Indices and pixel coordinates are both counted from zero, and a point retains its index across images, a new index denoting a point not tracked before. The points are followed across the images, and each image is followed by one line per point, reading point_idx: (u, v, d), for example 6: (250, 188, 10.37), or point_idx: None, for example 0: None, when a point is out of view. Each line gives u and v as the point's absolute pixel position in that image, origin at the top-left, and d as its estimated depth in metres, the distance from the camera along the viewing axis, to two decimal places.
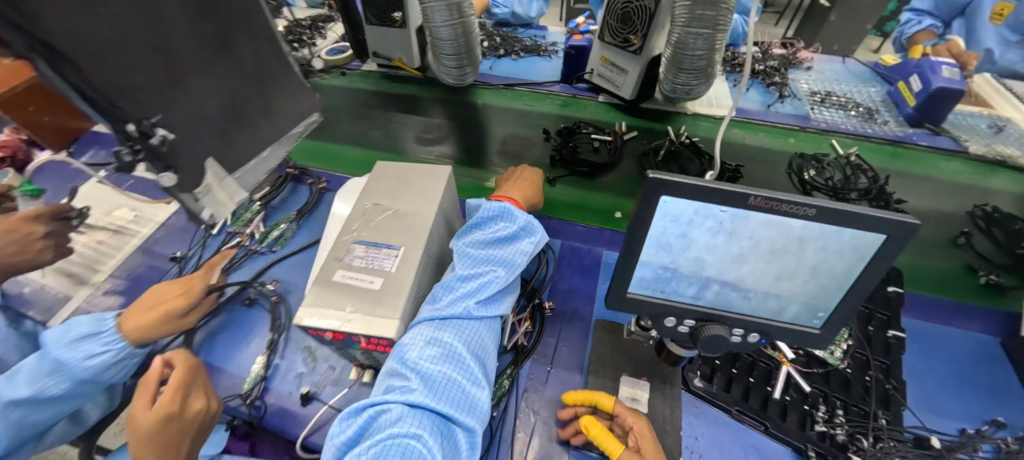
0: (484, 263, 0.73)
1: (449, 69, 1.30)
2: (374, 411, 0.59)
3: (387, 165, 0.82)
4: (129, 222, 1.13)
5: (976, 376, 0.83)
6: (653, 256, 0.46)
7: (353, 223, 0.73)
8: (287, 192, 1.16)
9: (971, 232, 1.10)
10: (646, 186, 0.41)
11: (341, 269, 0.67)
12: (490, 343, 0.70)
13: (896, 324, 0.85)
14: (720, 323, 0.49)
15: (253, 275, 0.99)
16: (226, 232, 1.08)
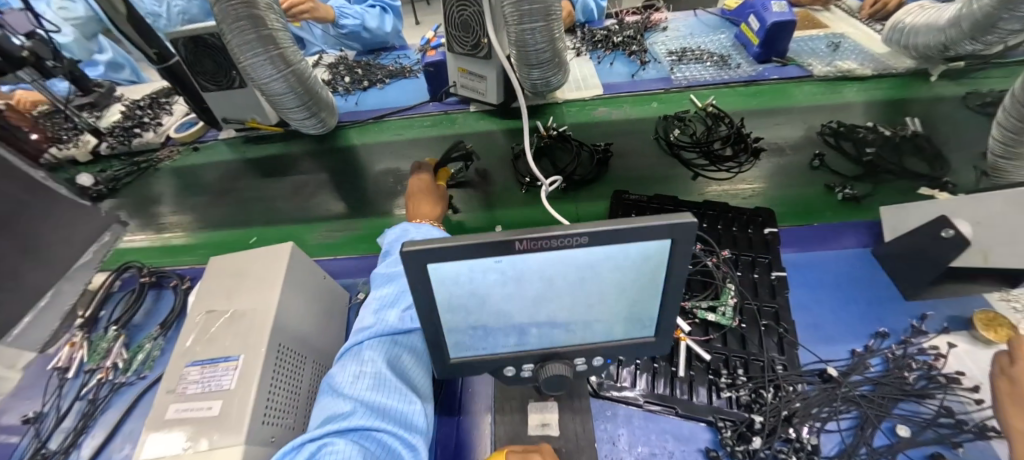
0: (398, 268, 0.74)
1: (302, 120, 1.22)
2: (317, 443, 0.51)
3: (223, 259, 0.74)
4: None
5: (857, 292, 0.88)
6: (455, 319, 0.42)
7: (185, 339, 0.64)
8: (151, 302, 1.04)
9: (824, 153, 1.14)
10: (404, 260, 0.36)
11: (175, 402, 0.58)
12: (419, 358, 0.65)
13: (777, 266, 0.88)
14: (558, 360, 0.46)
15: (123, 411, 0.87)
16: (84, 371, 0.95)
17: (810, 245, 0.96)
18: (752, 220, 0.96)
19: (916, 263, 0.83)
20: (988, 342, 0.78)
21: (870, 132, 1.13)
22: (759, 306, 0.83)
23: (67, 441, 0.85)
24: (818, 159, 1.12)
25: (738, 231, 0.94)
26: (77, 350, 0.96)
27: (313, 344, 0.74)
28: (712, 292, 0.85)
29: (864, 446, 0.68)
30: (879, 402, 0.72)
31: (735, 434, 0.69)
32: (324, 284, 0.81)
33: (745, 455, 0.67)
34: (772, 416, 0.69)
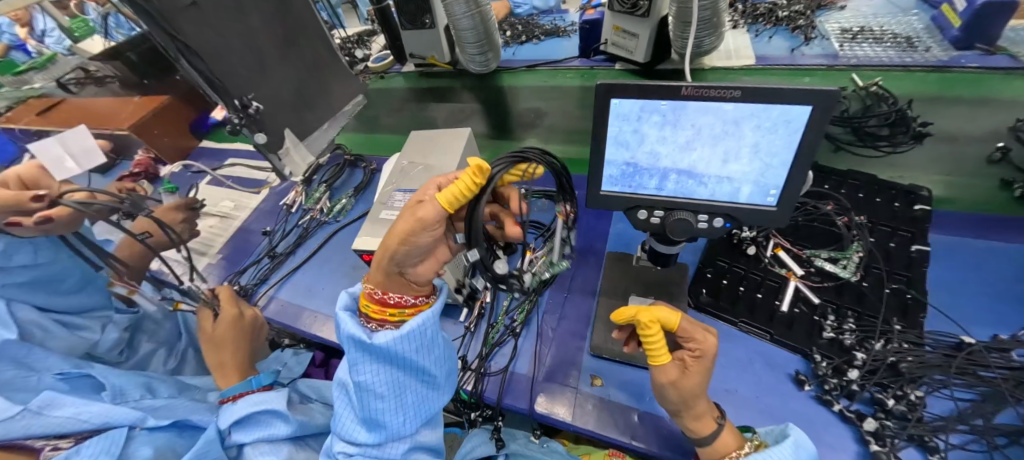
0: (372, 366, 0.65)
1: (473, 56, 1.43)
2: None
3: (420, 134, 0.99)
4: (231, 210, 1.41)
5: (1019, 286, 0.79)
6: (616, 154, 0.56)
7: (394, 177, 0.90)
8: (346, 176, 1.39)
9: (1009, 146, 1.00)
10: (598, 92, 0.51)
11: (386, 209, 0.84)
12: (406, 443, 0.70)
13: (920, 240, 0.84)
14: (685, 211, 0.57)
15: (321, 241, 1.21)
16: (301, 211, 1.32)
17: (968, 232, 0.88)
18: (902, 194, 0.91)
19: None
20: None
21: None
22: (887, 271, 0.81)
23: (289, 250, 1.21)
24: (1000, 152, 1.01)
25: (882, 202, 0.91)
26: (298, 196, 1.34)
27: None
28: (836, 247, 0.85)
29: (980, 419, 0.65)
30: (1010, 388, 0.66)
31: (830, 367, 0.71)
32: None
33: (837, 387, 0.70)
34: (876, 360, 0.70)
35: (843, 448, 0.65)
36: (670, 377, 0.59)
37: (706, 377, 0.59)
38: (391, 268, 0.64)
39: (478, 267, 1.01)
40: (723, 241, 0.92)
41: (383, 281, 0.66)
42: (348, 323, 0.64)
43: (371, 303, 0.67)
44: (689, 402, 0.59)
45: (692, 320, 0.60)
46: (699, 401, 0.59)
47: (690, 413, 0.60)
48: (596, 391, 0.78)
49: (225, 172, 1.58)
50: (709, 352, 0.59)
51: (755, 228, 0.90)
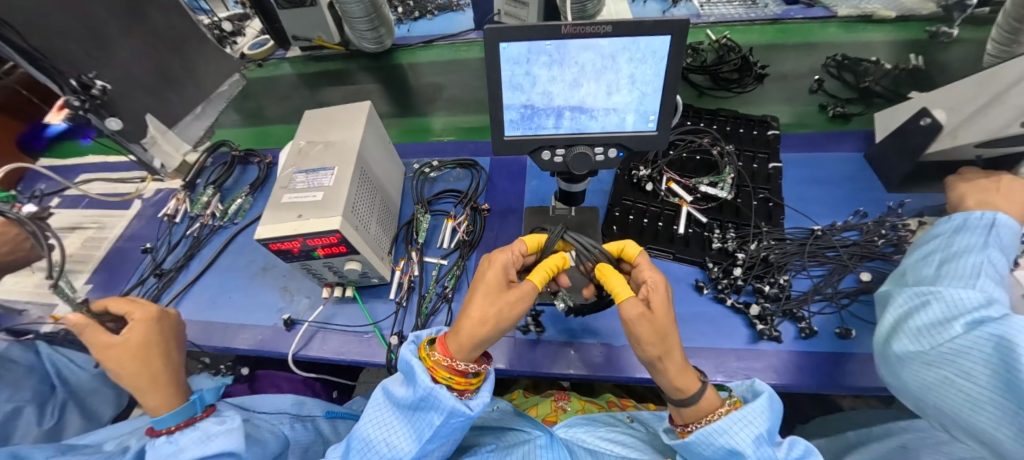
0: (449, 432, 0.60)
1: (364, 33, 1.35)
2: None
3: (315, 113, 0.94)
4: (96, 233, 1.20)
5: (845, 184, 0.99)
6: (513, 98, 0.59)
7: (292, 159, 0.84)
8: (238, 174, 1.26)
9: (823, 78, 1.20)
10: (486, 36, 0.52)
11: (288, 193, 0.78)
12: None
13: (774, 159, 1.00)
14: (582, 145, 0.62)
15: (219, 248, 1.09)
16: (188, 219, 1.17)
17: (809, 148, 1.07)
18: (759, 124, 1.07)
19: (900, 155, 0.92)
20: None
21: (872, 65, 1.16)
22: (754, 188, 0.96)
23: (180, 263, 1.07)
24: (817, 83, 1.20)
25: (744, 132, 1.07)
26: (181, 203, 1.18)
27: (381, 183, 0.93)
28: (714, 173, 0.98)
29: (830, 288, 0.81)
30: (848, 259, 0.83)
31: (721, 270, 0.84)
32: (390, 145, 0.99)
33: (727, 286, 0.82)
34: (752, 257, 0.84)
35: (738, 334, 0.78)
36: (639, 307, 0.54)
37: (667, 310, 0.57)
38: (487, 340, 0.58)
39: (401, 243, 1.00)
40: (625, 182, 1.01)
41: (470, 356, 0.59)
42: (448, 398, 0.56)
43: (451, 371, 0.58)
44: (658, 339, 0.55)
45: (645, 260, 0.63)
46: (667, 335, 0.56)
47: (663, 359, 0.57)
48: (534, 336, 0.83)
49: (80, 191, 1.34)
50: (660, 284, 0.59)
51: (649, 166, 1.00)
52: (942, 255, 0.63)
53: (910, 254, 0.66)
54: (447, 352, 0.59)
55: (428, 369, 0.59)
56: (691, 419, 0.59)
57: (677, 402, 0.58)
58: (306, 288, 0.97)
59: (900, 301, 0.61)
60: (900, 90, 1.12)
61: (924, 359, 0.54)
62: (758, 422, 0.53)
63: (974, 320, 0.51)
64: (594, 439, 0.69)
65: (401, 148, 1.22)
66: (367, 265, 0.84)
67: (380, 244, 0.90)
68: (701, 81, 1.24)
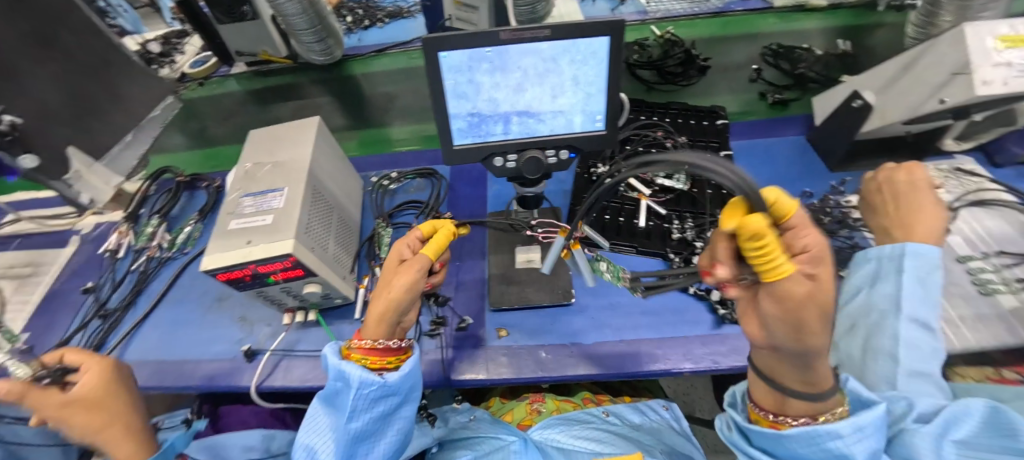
0: (373, 409, 0.60)
1: (311, 45, 1.30)
2: None
3: (261, 132, 0.90)
4: (30, 276, 1.11)
5: (791, 167, 1.04)
6: (458, 106, 0.58)
7: (238, 183, 0.80)
8: (185, 201, 1.19)
9: (761, 67, 1.24)
10: (424, 45, 0.51)
11: (235, 218, 0.75)
12: None
13: (725, 147, 1.03)
14: (533, 149, 0.62)
15: (168, 281, 1.02)
16: (133, 252, 1.10)
17: (756, 134, 1.11)
18: (708, 115, 1.11)
19: (838, 136, 0.97)
20: None
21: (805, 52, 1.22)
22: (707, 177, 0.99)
23: (127, 301, 1.00)
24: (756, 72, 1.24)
25: (695, 123, 1.10)
26: (124, 237, 1.10)
27: (337, 199, 0.90)
28: (669, 165, 1.01)
29: None
30: None
31: (681, 260, 0.86)
32: (344, 160, 0.97)
33: None
34: (710, 244, 0.87)
35: (702, 320, 0.80)
36: (802, 286, 0.36)
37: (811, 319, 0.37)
38: (394, 315, 0.59)
39: (364, 260, 0.97)
40: (585, 180, 1.02)
41: (380, 332, 0.60)
42: (351, 369, 0.58)
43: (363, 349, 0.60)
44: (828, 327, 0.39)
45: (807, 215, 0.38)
46: (809, 337, 0.38)
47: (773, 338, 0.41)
48: (505, 342, 0.83)
49: (8, 232, 1.23)
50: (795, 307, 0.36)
51: (607, 163, 1.01)
52: (864, 328, 0.68)
53: (834, 327, 0.71)
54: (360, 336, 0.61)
55: (343, 353, 0.62)
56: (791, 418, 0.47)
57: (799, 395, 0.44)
58: (266, 316, 0.93)
59: None
60: (832, 75, 1.19)
61: None
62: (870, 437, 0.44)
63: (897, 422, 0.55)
64: (567, 437, 0.70)
65: (358, 162, 1.19)
66: (328, 286, 0.81)
67: (341, 263, 0.87)
68: (649, 76, 1.27)
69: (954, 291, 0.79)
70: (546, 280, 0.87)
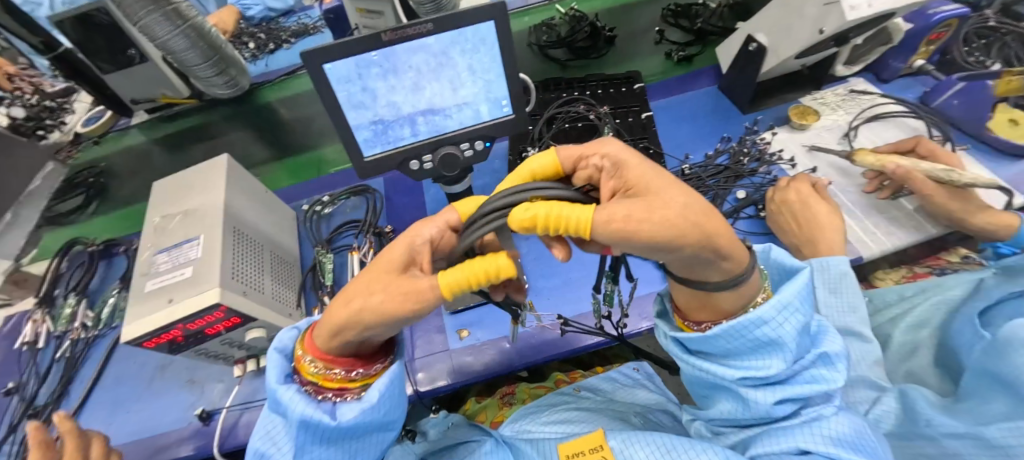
0: (337, 438, 0.52)
1: (210, 80, 1.09)
2: None
3: (167, 181, 0.84)
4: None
5: (709, 116, 1.08)
6: (359, 117, 0.56)
7: (148, 241, 0.74)
8: (103, 271, 1.10)
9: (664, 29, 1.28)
10: (304, 61, 0.49)
11: (150, 279, 0.69)
12: None
13: (646, 109, 1.06)
14: (447, 146, 0.61)
15: (102, 360, 0.94)
16: (56, 338, 1.00)
17: (673, 91, 1.15)
18: (625, 81, 1.13)
19: (744, 79, 1.03)
20: (801, 127, 1.00)
21: (701, 8, 1.28)
22: (633, 139, 1.01)
23: (57, 392, 0.91)
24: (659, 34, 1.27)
25: (615, 91, 1.12)
26: (41, 323, 1.00)
27: (266, 236, 0.86)
28: (597, 136, 1.03)
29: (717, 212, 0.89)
30: (725, 183, 0.92)
31: None
32: (265, 194, 0.92)
33: None
34: None
35: (651, 279, 0.83)
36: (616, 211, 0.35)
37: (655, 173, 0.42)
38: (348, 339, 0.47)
39: (310, 292, 0.93)
40: (519, 166, 1.02)
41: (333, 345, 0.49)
42: (295, 403, 0.49)
43: (317, 370, 0.51)
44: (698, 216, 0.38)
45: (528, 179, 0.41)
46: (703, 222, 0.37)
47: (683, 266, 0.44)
48: (467, 342, 0.82)
49: None
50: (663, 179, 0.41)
51: (536, 145, 1.02)
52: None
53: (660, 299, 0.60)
54: (313, 354, 0.51)
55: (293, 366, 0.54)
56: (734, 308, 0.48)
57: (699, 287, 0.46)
58: (216, 373, 0.87)
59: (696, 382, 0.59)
60: (728, 25, 1.26)
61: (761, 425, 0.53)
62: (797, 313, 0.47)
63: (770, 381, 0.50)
64: (536, 425, 0.73)
65: (287, 191, 1.13)
66: (273, 328, 0.77)
67: (282, 300, 0.82)
68: (561, 54, 1.28)
69: (864, 203, 0.86)
70: None
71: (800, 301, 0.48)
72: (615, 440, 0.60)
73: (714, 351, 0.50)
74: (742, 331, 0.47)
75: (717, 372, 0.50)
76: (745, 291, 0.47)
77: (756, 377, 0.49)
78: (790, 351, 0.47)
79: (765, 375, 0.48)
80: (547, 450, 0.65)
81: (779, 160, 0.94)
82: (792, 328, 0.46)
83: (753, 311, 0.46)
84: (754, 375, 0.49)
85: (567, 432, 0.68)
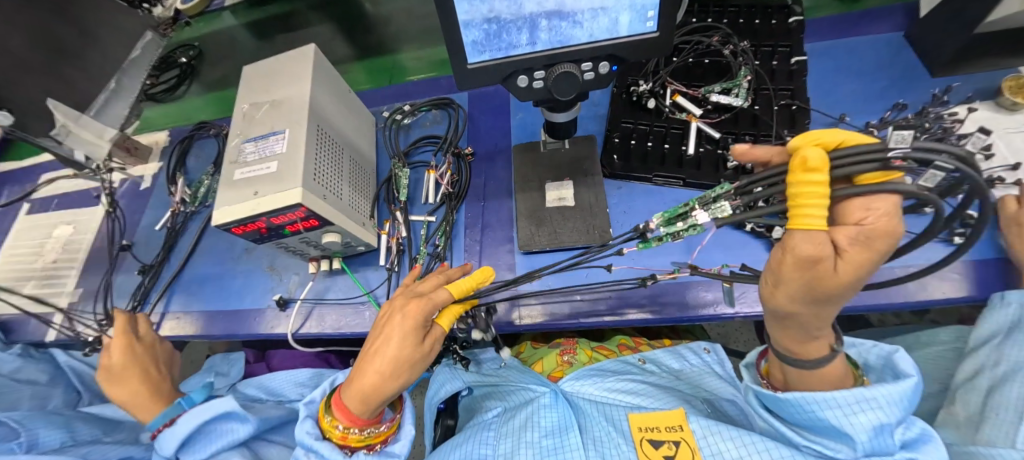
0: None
1: None
2: None
3: (257, 66, 0.80)
4: (70, 236, 1.09)
5: (880, 74, 0.85)
6: (471, 11, 0.47)
7: (237, 127, 0.73)
8: (198, 151, 1.15)
9: None
10: None
11: (239, 168, 0.68)
12: None
13: (798, 52, 0.85)
14: (566, 63, 0.53)
15: (196, 233, 1.01)
16: (162, 204, 1.08)
17: (837, 33, 0.91)
18: (778, 11, 0.90)
19: (952, 29, 0.77)
20: (1013, 107, 0.76)
21: None
22: (774, 89, 0.83)
23: (162, 256, 1.00)
24: None
25: (760, 23, 0.90)
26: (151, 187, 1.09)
27: (347, 141, 0.82)
28: (727, 78, 0.85)
29: None
30: None
31: None
32: (349, 94, 0.86)
33: None
34: None
35: (759, 260, 0.72)
36: (802, 246, 0.35)
37: (834, 279, 0.36)
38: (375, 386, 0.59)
39: (383, 204, 0.91)
40: (624, 102, 0.88)
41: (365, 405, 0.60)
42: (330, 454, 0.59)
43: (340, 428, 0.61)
44: (819, 301, 0.39)
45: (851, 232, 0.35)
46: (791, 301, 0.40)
47: (787, 319, 0.44)
48: (536, 286, 0.78)
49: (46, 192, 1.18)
50: (792, 260, 0.37)
51: (650, 79, 0.86)
52: (989, 385, 0.60)
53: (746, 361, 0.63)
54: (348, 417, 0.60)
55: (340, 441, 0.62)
56: (814, 387, 0.51)
57: (781, 357, 0.50)
58: (292, 265, 0.91)
59: None
60: None
61: None
62: (887, 410, 0.46)
63: None
64: (598, 390, 0.71)
65: (368, 94, 1.08)
66: (347, 235, 0.76)
67: (358, 209, 0.81)
68: None
69: None
70: (582, 219, 0.79)
71: (896, 400, 0.46)
72: (698, 424, 0.58)
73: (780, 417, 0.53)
74: (806, 407, 0.49)
75: (780, 434, 0.53)
76: (830, 374, 0.49)
77: (823, 453, 0.49)
78: (861, 443, 0.46)
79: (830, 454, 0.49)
80: (617, 418, 0.65)
81: (969, 144, 0.73)
82: (868, 419, 0.46)
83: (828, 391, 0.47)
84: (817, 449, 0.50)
85: (633, 404, 0.67)
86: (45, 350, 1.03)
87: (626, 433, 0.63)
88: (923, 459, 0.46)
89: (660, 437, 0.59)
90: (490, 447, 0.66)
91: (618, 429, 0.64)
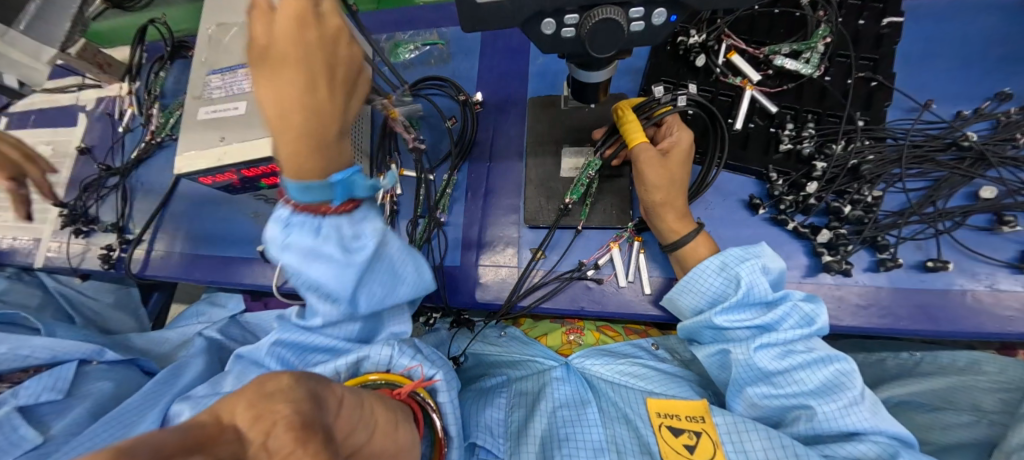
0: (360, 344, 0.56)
1: None
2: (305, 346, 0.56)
3: None
4: (50, 158, 1.01)
5: (985, 50, 0.69)
6: None
7: (202, 53, 0.61)
8: (177, 69, 1.02)
9: None
10: None
11: (203, 106, 0.58)
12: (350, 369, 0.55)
13: (894, 10, 0.68)
14: (611, 7, 0.40)
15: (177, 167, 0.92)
16: (141, 128, 0.98)
17: None
18: None
19: None
20: None
21: None
22: (855, 56, 0.67)
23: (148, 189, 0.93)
24: None
25: None
26: (130, 109, 0.98)
27: None
28: (799, 37, 0.69)
29: (932, 205, 0.62)
30: (968, 165, 0.62)
31: (786, 184, 0.64)
32: (337, 17, 0.72)
33: (792, 204, 0.64)
34: (836, 166, 0.63)
35: (794, 264, 0.64)
36: (647, 152, 0.59)
37: (673, 176, 0.60)
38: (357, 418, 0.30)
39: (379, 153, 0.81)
40: (667, 56, 0.73)
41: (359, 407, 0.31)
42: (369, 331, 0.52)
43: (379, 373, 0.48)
44: (670, 188, 0.59)
45: (661, 132, 0.64)
46: (662, 200, 0.60)
47: (662, 208, 0.60)
48: (541, 266, 0.70)
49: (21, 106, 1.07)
50: (647, 167, 0.59)
51: (704, 29, 0.69)
52: None
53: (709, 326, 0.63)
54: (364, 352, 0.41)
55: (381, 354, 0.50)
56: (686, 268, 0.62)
57: (661, 242, 0.63)
58: None
59: (717, 375, 0.59)
60: None
61: (777, 401, 0.51)
62: (751, 256, 0.55)
63: (763, 333, 0.53)
64: (610, 370, 0.66)
65: (366, 17, 0.92)
66: None
67: None
68: None
69: None
70: (600, 196, 0.70)
71: (755, 252, 0.56)
72: (721, 417, 0.53)
73: (689, 301, 0.59)
74: (702, 273, 0.57)
75: (697, 317, 0.58)
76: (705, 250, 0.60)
77: (732, 317, 0.55)
78: (746, 290, 0.54)
79: (730, 308, 0.55)
80: (631, 401, 0.61)
81: None
82: (747, 269, 0.54)
83: (710, 260, 0.57)
84: (725, 314, 0.55)
85: (652, 390, 0.61)
86: (33, 275, 0.99)
87: (643, 417, 0.59)
88: (798, 295, 0.54)
89: (679, 425, 0.55)
90: (502, 413, 0.64)
91: (631, 411, 0.60)
